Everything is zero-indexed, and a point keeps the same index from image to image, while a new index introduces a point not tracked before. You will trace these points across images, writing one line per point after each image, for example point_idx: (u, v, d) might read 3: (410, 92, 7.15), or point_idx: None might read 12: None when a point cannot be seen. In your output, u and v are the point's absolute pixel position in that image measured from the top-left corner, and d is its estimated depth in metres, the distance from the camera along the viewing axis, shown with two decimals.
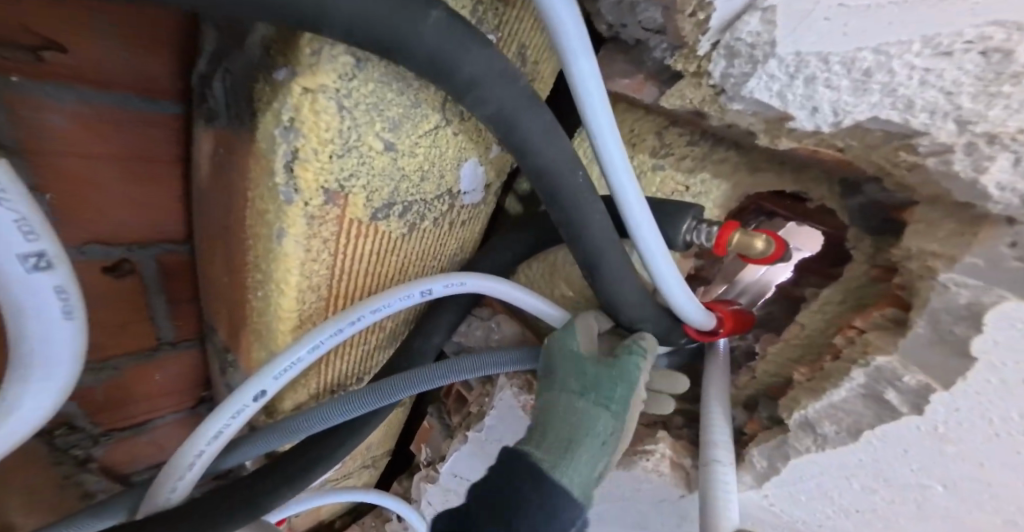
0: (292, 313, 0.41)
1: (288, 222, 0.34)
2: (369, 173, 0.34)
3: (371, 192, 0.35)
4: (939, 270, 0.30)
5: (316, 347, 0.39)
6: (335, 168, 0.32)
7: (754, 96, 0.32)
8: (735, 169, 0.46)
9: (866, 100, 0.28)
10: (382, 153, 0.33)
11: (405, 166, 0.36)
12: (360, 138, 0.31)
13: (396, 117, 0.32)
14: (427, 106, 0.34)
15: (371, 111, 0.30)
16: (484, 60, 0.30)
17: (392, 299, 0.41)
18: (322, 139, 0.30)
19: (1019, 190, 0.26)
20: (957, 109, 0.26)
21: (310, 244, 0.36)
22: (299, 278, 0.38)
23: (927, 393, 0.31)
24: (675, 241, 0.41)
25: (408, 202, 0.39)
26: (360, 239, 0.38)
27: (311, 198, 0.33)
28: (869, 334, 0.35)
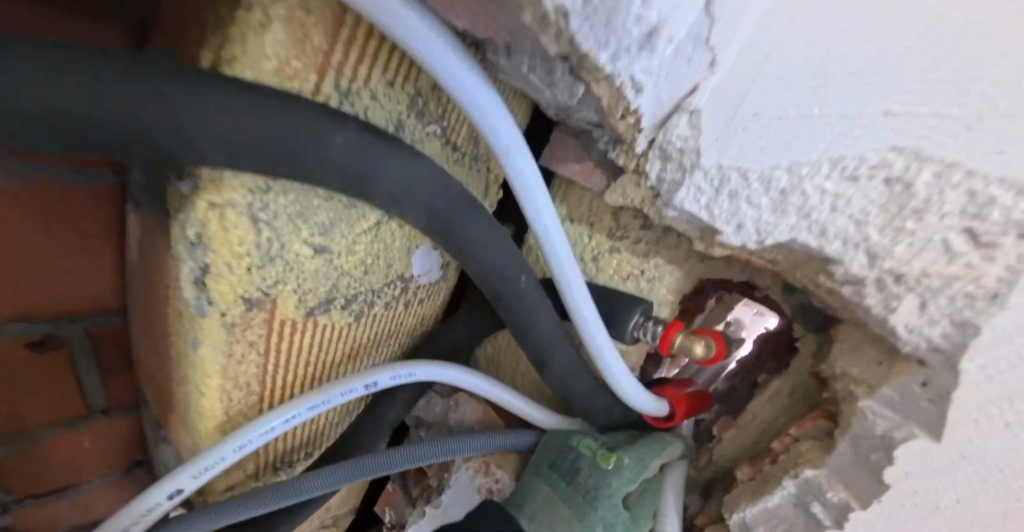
0: (219, 411, 0.39)
1: (205, 333, 0.34)
2: (299, 277, 0.33)
3: (302, 292, 0.34)
4: (861, 397, 0.31)
5: (241, 446, 0.37)
6: (255, 277, 0.31)
7: (684, 206, 0.32)
8: (685, 256, 0.46)
9: (785, 221, 0.29)
10: (311, 257, 0.32)
11: (338, 263, 0.35)
12: (284, 247, 0.31)
13: (325, 221, 0.31)
14: (363, 208, 0.33)
15: (295, 219, 0.30)
16: (407, 172, 0.29)
17: (334, 393, 0.40)
18: (236, 251, 0.29)
19: (928, 334, 0.27)
20: (866, 240, 0.27)
21: (232, 348, 0.35)
22: (221, 381, 0.37)
23: (849, 510, 0.32)
24: (623, 335, 0.41)
25: (351, 296, 0.38)
26: (297, 335, 0.37)
27: (230, 307, 0.32)
28: (806, 443, 0.34)
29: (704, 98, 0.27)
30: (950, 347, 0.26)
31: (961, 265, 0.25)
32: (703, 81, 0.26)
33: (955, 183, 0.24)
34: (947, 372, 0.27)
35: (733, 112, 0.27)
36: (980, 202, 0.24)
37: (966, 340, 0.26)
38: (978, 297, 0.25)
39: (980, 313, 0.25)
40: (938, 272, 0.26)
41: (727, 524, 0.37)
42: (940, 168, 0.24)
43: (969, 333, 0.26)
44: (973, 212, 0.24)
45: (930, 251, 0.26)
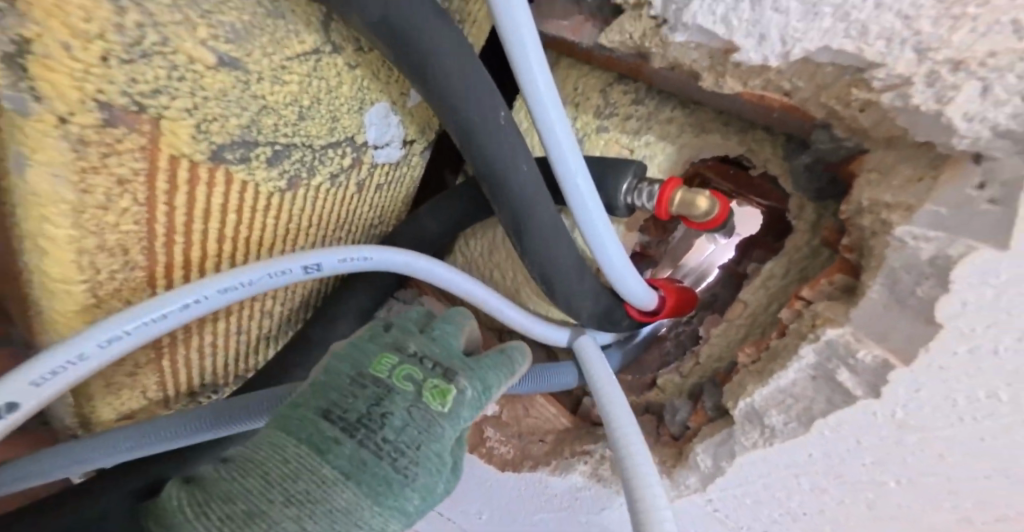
0: (76, 282, 0.32)
1: (29, 143, 0.24)
2: (197, 91, 0.27)
3: (202, 119, 0.28)
4: (896, 225, 0.25)
5: (111, 342, 0.28)
6: (117, 74, 0.23)
7: (692, 28, 0.27)
8: (680, 131, 0.41)
9: (816, 26, 0.23)
10: (214, 69, 0.26)
11: (260, 94, 0.29)
12: (169, 41, 0.24)
13: (240, 23, 0.26)
14: (296, 21, 0.28)
15: (184, 7, 0.24)
16: None
17: (250, 276, 0.32)
18: (75, 29, 0.21)
19: (989, 122, 0.20)
20: (915, 35, 0.21)
21: (84, 181, 0.27)
22: (71, 233, 0.29)
23: (886, 371, 0.27)
24: (615, 203, 0.37)
25: (279, 147, 0.33)
26: (211, 187, 0.32)
27: (74, 111, 0.23)
28: (819, 306, 0.31)
29: None
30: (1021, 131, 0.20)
31: None
32: None
33: None
34: (1015, 160, 0.20)
35: None
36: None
37: None
38: None
39: None
40: (1006, 50, 0.19)
41: (734, 417, 0.36)
42: None
43: None
44: None
45: (992, 35, 0.19)
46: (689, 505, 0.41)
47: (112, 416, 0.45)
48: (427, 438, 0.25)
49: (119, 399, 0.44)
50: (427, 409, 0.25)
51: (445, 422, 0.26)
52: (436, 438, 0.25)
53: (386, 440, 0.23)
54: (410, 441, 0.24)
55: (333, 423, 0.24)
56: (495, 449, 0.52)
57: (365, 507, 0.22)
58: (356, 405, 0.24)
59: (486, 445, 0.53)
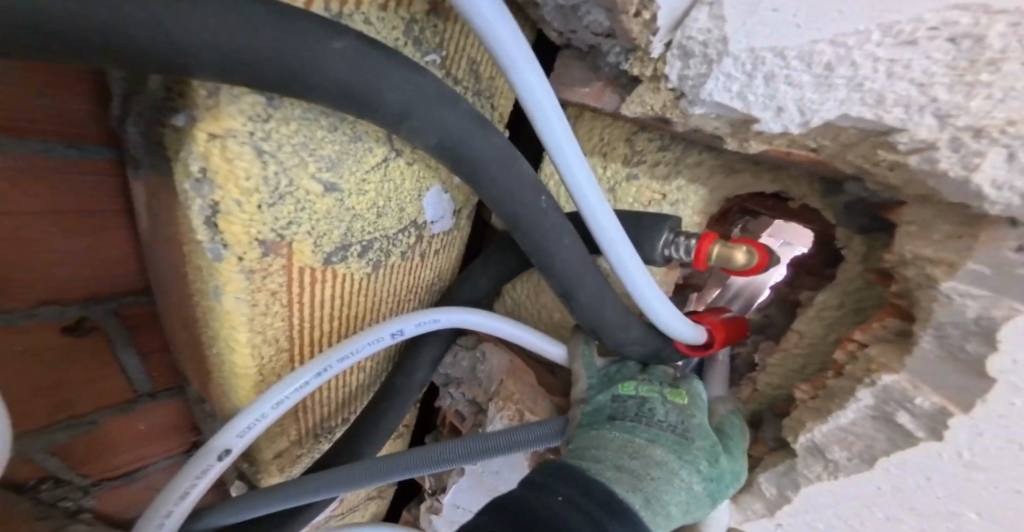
0: (249, 368, 0.40)
1: (222, 278, 0.33)
2: (312, 216, 0.32)
3: (317, 235, 0.33)
4: (940, 279, 0.25)
5: (278, 404, 0.38)
6: (268, 217, 0.30)
7: (710, 100, 0.29)
8: (710, 173, 0.42)
9: (831, 97, 0.24)
10: (322, 195, 0.31)
11: (354, 205, 0.34)
12: (291, 182, 0.29)
13: (333, 154, 0.30)
14: (370, 140, 0.31)
15: (299, 151, 0.28)
16: (411, 86, 0.27)
17: (359, 345, 0.39)
18: (243, 188, 0.28)
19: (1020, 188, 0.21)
20: (934, 102, 0.22)
21: (254, 297, 0.35)
22: (248, 334, 0.37)
23: (945, 417, 0.27)
24: (653, 256, 0.39)
25: (366, 243, 0.37)
26: (318, 284, 0.37)
27: (245, 252, 0.32)
28: (873, 348, 0.31)
29: None
30: None
31: None
32: None
33: None
34: None
35: None
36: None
37: None
38: None
39: None
40: None
41: (795, 450, 0.36)
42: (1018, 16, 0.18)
43: None
44: None
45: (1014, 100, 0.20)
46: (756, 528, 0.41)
47: (266, 457, 0.53)
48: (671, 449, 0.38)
49: (267, 445, 0.52)
50: (676, 405, 0.41)
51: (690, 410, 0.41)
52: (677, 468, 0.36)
53: (661, 422, 0.39)
54: (675, 423, 0.40)
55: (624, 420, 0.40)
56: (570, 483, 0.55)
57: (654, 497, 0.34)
58: (628, 410, 0.41)
59: None
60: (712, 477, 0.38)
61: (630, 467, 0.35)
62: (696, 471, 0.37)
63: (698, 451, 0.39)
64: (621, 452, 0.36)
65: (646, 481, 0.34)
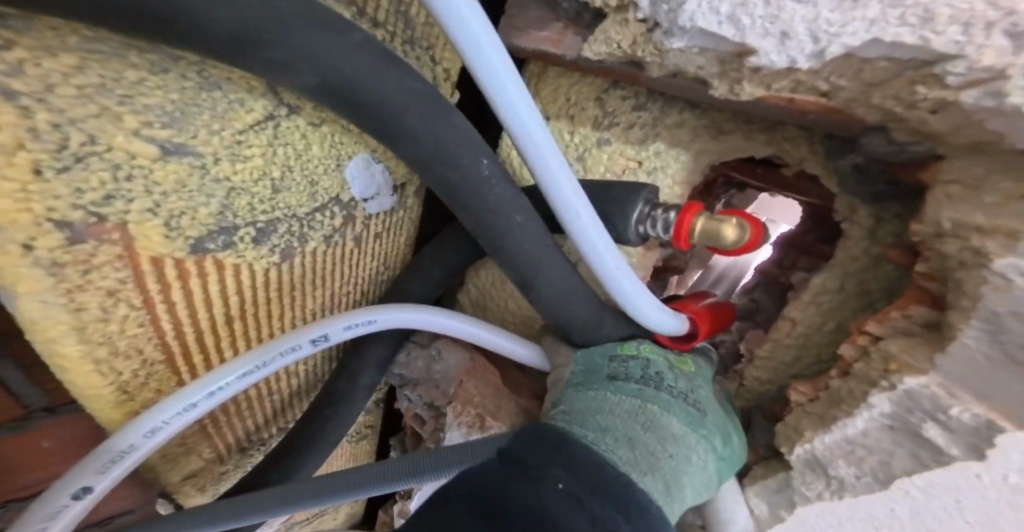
0: (104, 388, 0.31)
1: (5, 277, 0.23)
2: (153, 188, 0.24)
3: (171, 215, 0.26)
4: (994, 256, 0.19)
5: (155, 431, 0.31)
6: (60, 186, 0.21)
7: (692, 29, 0.22)
8: (694, 135, 0.35)
9: (858, 16, 0.17)
10: (160, 159, 0.24)
11: (223, 176, 0.26)
12: (99, 139, 0.21)
13: (176, 108, 0.23)
14: (235, 89, 0.24)
15: (95, 96, 0.20)
16: (278, 4, 0.19)
17: (267, 358, 0.32)
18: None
19: None
20: (1006, 15, 0.15)
21: (75, 300, 0.26)
22: (80, 347, 0.28)
23: (989, 433, 0.22)
24: (626, 235, 0.32)
25: (260, 225, 0.30)
26: (196, 278, 0.30)
27: (34, 236, 0.22)
28: (891, 345, 0.26)
29: None
30: None
31: None
32: None
33: None
34: None
35: None
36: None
37: None
38: None
39: None
40: None
41: (791, 463, 0.31)
42: None
43: None
44: None
45: None
46: None
47: (177, 479, 0.46)
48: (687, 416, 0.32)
49: (178, 467, 0.45)
50: (683, 372, 0.36)
51: (697, 379, 0.37)
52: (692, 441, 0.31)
53: (672, 389, 0.34)
54: (685, 391, 0.34)
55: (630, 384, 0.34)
56: None
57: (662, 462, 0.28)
58: (629, 371, 0.35)
59: None
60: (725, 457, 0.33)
61: (643, 439, 0.28)
62: (710, 448, 0.32)
63: (712, 425, 0.33)
64: (631, 418, 0.30)
65: (659, 455, 0.28)
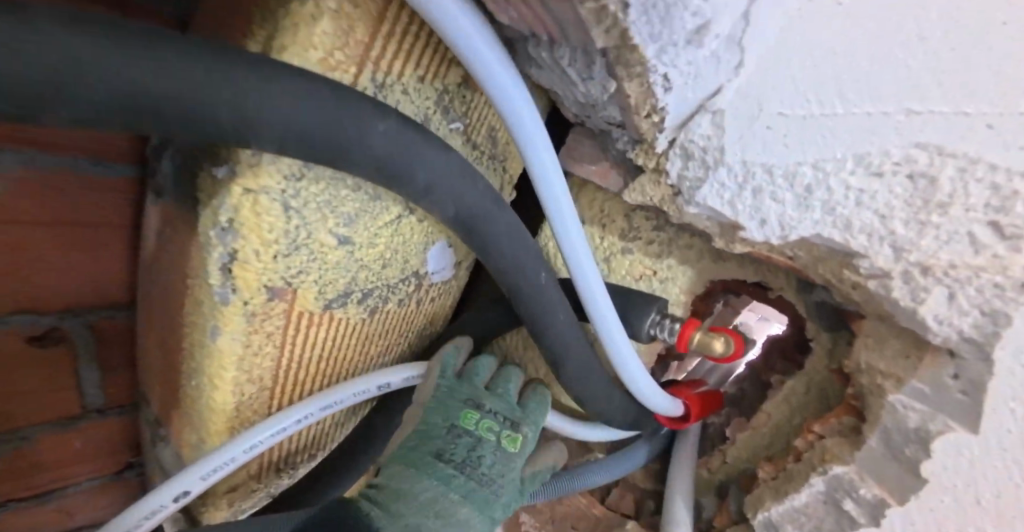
0: (229, 405, 0.40)
1: (224, 319, 0.35)
2: (320, 267, 0.34)
3: (322, 283, 0.35)
4: (889, 391, 0.30)
5: (252, 448, 0.38)
6: (280, 266, 0.33)
7: (705, 202, 0.32)
8: (699, 256, 0.46)
9: (808, 216, 0.28)
10: (334, 247, 0.34)
11: (362, 260, 0.36)
12: (311, 235, 0.32)
13: (351, 211, 0.33)
14: (387, 199, 0.34)
15: (323, 207, 0.31)
16: (444, 165, 0.30)
17: (338, 397, 0.40)
18: (265, 238, 0.31)
19: (956, 325, 0.26)
20: (892, 234, 0.26)
21: (250, 339, 0.37)
22: (235, 373, 0.38)
23: (884, 508, 0.31)
24: (640, 333, 0.41)
25: (365, 291, 0.39)
26: (313, 326, 0.39)
27: (252, 297, 0.34)
28: (829, 440, 0.34)
29: (728, 96, 0.27)
30: (980, 339, 0.25)
31: (987, 257, 0.24)
32: (727, 82, 0.27)
33: (980, 178, 0.23)
34: (980, 363, 0.26)
35: (760, 107, 0.27)
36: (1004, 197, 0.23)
37: (996, 331, 0.25)
38: (1008, 290, 0.24)
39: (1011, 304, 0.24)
40: (965, 262, 0.25)
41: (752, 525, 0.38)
42: (964, 164, 0.23)
43: (999, 323, 0.24)
44: (998, 206, 0.23)
45: (954, 243, 0.24)
46: None
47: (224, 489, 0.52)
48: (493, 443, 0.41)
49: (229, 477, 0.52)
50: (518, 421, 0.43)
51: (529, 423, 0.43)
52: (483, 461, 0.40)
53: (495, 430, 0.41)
54: (495, 473, 0.40)
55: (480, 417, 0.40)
56: None
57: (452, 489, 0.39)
58: (458, 450, 0.39)
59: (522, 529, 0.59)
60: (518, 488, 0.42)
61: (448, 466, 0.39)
62: (509, 487, 0.41)
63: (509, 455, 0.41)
64: (454, 451, 0.39)
65: (454, 507, 0.38)
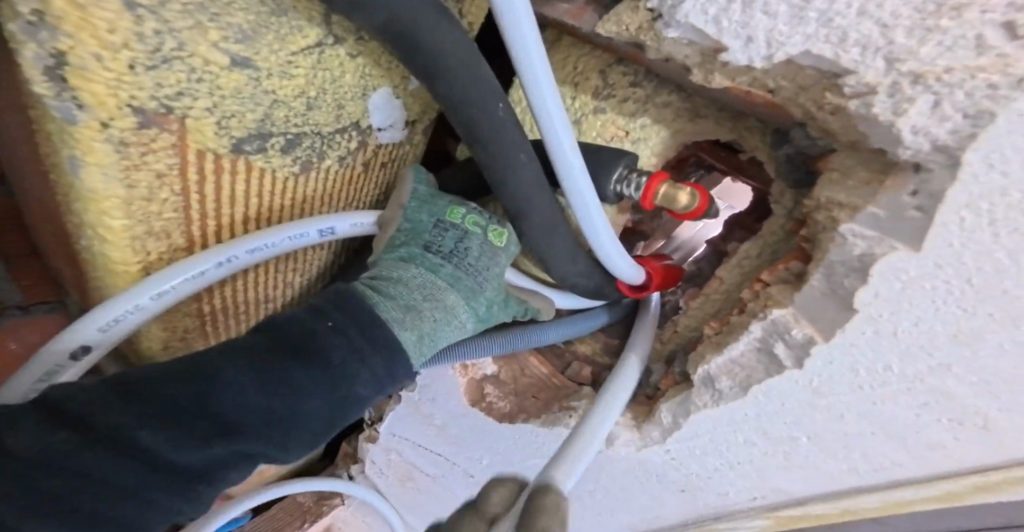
0: (132, 264, 0.36)
1: (81, 147, 0.28)
2: (215, 91, 0.28)
3: (223, 116, 0.30)
4: (842, 221, 0.29)
5: (162, 293, 0.34)
6: (146, 81, 0.26)
7: (689, 19, 0.28)
8: (675, 116, 0.43)
9: (801, 31, 0.25)
10: (228, 68, 0.28)
11: (272, 89, 0.31)
12: (185, 47, 0.25)
13: (244, 25, 0.26)
14: (298, 17, 0.28)
15: (194, 12, 0.24)
16: None
17: (279, 239, 0.37)
18: (107, 42, 0.23)
19: (931, 135, 0.23)
20: (889, 45, 0.22)
21: (130, 177, 0.30)
22: (123, 221, 0.33)
23: (810, 346, 0.31)
24: (606, 192, 0.40)
25: (290, 136, 0.34)
26: (230, 175, 0.34)
27: (113, 116, 0.27)
28: (773, 288, 0.34)
29: None
30: (953, 146, 0.22)
31: (990, 57, 0.20)
32: None
33: None
34: (944, 174, 0.23)
35: None
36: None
37: (972, 135, 0.21)
38: (1000, 88, 0.20)
39: (999, 103, 0.20)
40: (962, 66, 0.21)
41: (692, 380, 0.38)
42: None
43: (979, 126, 0.21)
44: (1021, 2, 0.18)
45: (957, 50, 0.21)
46: (650, 454, 0.43)
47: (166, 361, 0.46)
48: (461, 280, 0.40)
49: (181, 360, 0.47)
50: (493, 247, 0.41)
51: (498, 256, 0.41)
52: (453, 298, 0.39)
53: (470, 265, 0.40)
54: (480, 267, 0.41)
55: (440, 255, 0.40)
56: (495, 403, 0.60)
57: (420, 330, 0.36)
58: (416, 284, 0.38)
59: (485, 401, 0.60)
60: (484, 317, 0.42)
61: (419, 306, 0.36)
62: (473, 315, 0.41)
63: (486, 297, 0.41)
64: (417, 290, 0.37)
65: (423, 322, 0.36)
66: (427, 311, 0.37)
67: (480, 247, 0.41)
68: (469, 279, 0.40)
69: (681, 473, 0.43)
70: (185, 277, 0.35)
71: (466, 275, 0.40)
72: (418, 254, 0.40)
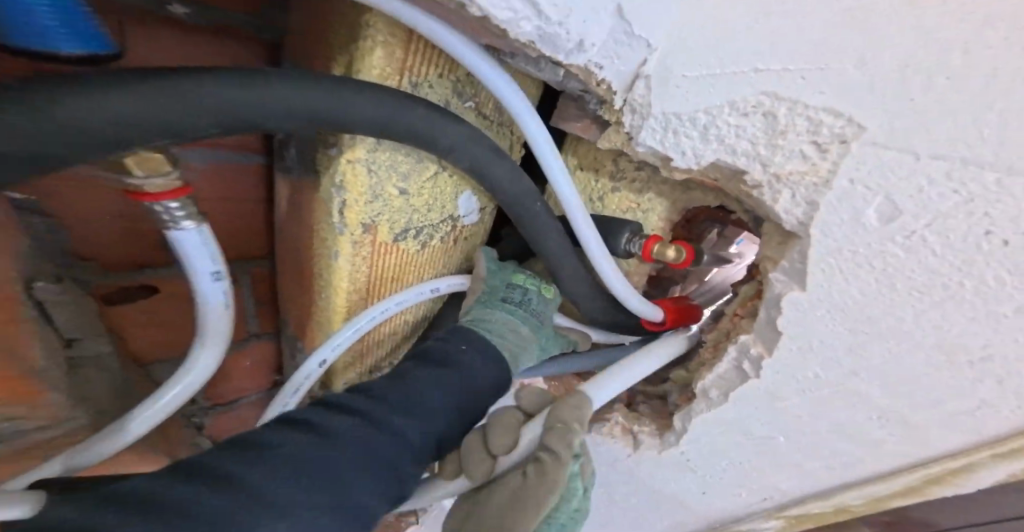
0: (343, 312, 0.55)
1: (337, 247, 0.49)
2: (388, 209, 0.47)
3: (392, 223, 0.49)
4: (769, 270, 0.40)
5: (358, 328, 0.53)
6: (369, 207, 0.46)
7: (647, 142, 0.40)
8: (671, 189, 0.57)
9: (710, 146, 0.37)
10: (397, 195, 0.47)
11: (416, 205, 0.49)
12: (383, 187, 0.45)
13: (407, 170, 0.46)
14: (425, 159, 0.46)
15: (390, 167, 0.45)
16: (459, 133, 0.41)
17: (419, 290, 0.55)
18: (360, 190, 0.45)
19: (795, 215, 0.36)
20: (760, 155, 0.35)
21: (354, 261, 0.51)
22: (347, 286, 0.53)
23: (762, 361, 0.41)
24: (618, 248, 0.55)
25: (420, 229, 0.52)
26: (387, 256, 0.52)
27: (353, 230, 0.48)
28: (744, 319, 0.45)
29: (651, 65, 0.35)
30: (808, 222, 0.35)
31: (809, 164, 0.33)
32: (648, 55, 0.34)
33: (800, 112, 0.32)
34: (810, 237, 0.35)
35: (671, 70, 0.34)
36: (816, 124, 0.32)
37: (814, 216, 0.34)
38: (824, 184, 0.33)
39: (823, 192, 0.33)
40: (796, 170, 0.34)
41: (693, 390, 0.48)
42: (791, 104, 0.32)
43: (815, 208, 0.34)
44: (814, 130, 0.32)
45: (793, 159, 0.34)
46: (669, 457, 0.52)
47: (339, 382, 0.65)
48: (529, 321, 0.56)
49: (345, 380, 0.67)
50: (544, 297, 0.58)
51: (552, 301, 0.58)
52: (525, 334, 0.55)
53: (534, 310, 0.56)
54: (540, 311, 0.57)
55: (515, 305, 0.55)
56: None
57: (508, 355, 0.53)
58: (500, 326, 0.53)
59: None
60: (543, 348, 0.57)
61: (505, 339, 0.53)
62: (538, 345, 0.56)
63: (545, 333, 0.58)
64: (503, 329, 0.53)
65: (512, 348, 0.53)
66: (510, 344, 0.53)
67: (541, 300, 0.58)
68: (533, 319, 0.56)
69: (698, 474, 0.52)
70: (370, 317, 0.53)
71: (531, 316, 0.56)
72: (501, 304, 0.55)
